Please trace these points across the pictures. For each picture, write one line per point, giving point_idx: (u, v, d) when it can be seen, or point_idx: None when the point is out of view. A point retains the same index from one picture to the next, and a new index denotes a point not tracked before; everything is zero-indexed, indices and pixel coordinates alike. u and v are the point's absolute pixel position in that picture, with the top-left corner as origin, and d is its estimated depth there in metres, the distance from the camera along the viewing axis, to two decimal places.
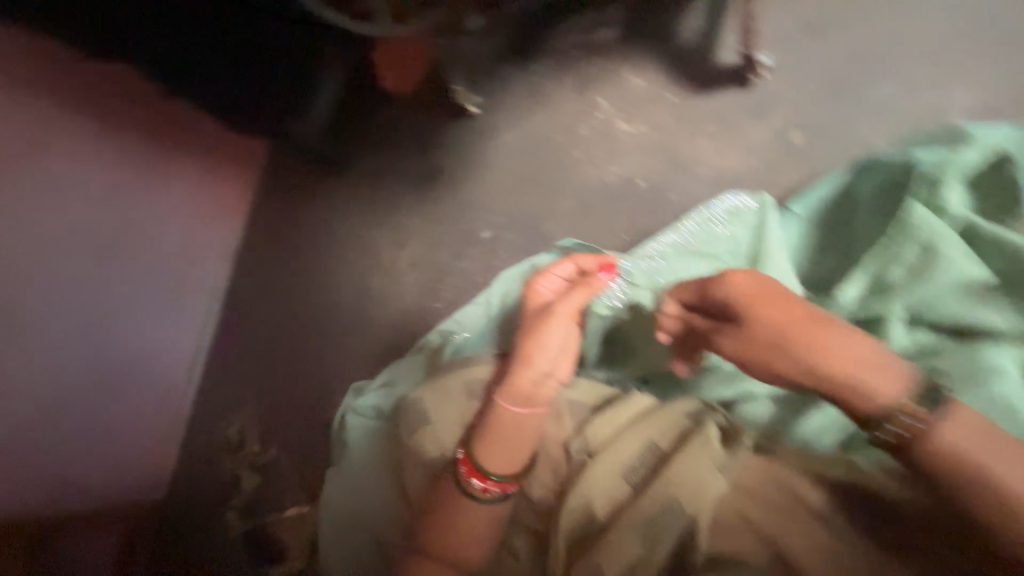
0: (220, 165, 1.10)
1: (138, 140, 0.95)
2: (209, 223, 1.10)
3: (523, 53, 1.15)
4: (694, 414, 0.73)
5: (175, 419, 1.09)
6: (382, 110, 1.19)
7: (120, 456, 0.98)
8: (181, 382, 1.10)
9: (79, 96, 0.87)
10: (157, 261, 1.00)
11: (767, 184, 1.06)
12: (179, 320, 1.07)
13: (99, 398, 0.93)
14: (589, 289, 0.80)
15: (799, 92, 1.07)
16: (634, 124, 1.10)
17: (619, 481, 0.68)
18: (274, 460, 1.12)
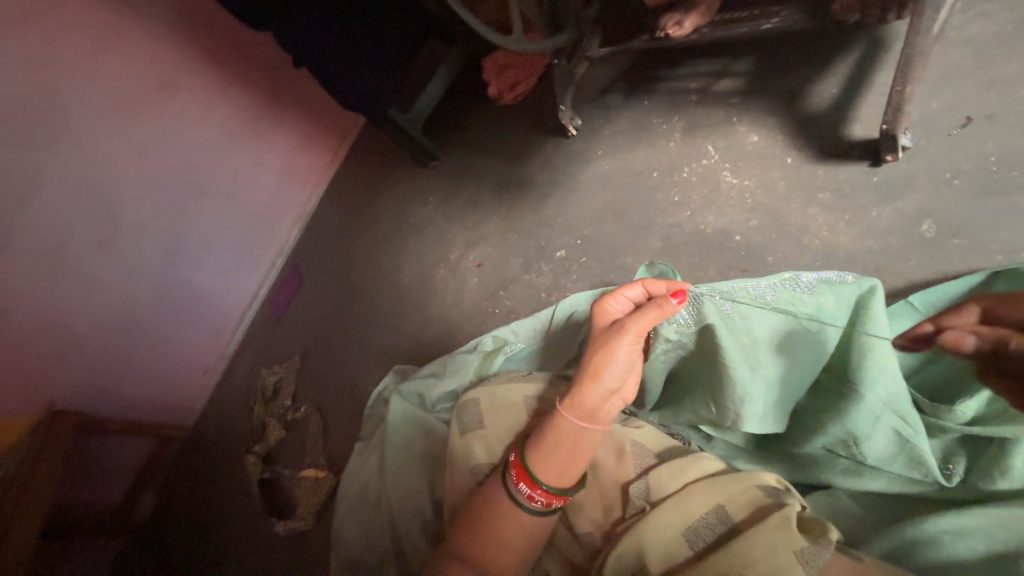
0: (315, 146, 1.55)
1: (229, 108, 1.34)
2: (292, 187, 1.55)
3: (629, 87, 1.17)
4: (773, 491, 0.52)
5: (220, 352, 1.58)
6: (483, 121, 1.41)
7: (185, 359, 1.51)
8: (242, 309, 1.59)
9: (203, 69, 1.26)
10: (228, 207, 1.42)
11: (884, 274, 0.83)
12: (245, 267, 1.54)
13: (165, 302, 1.39)
14: (662, 314, 0.60)
15: (960, 169, 0.81)
16: (742, 176, 0.98)
17: (681, 545, 0.50)
18: (305, 417, 1.40)
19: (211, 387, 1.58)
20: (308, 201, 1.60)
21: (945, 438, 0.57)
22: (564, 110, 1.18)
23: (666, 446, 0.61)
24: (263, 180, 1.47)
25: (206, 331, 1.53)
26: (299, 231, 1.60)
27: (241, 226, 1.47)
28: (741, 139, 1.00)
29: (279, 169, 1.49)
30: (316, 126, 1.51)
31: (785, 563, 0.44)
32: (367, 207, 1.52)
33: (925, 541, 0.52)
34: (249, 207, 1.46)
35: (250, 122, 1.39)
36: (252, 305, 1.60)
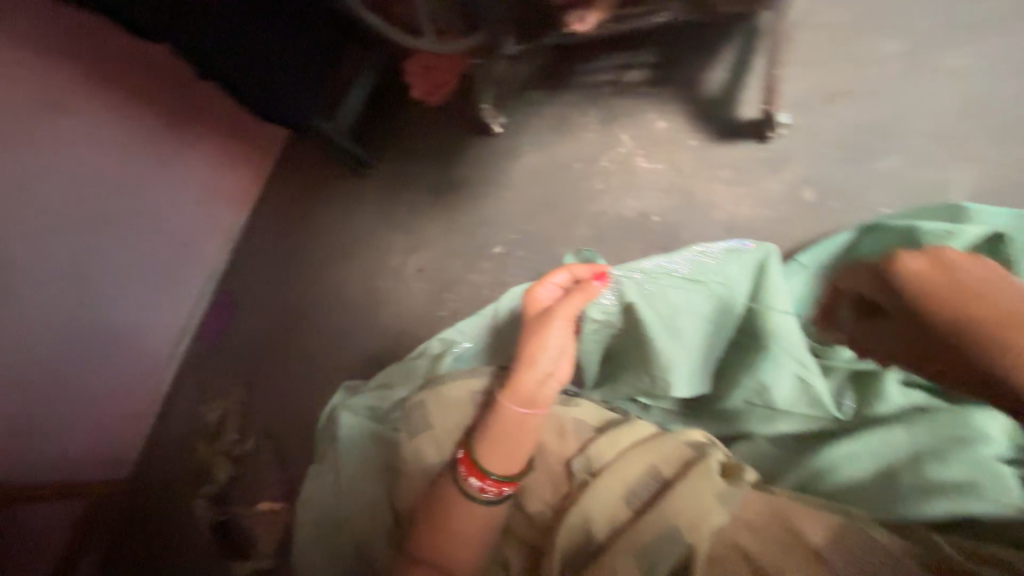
0: (233, 150, 1.28)
1: (128, 114, 1.07)
2: (215, 206, 1.29)
3: (547, 83, 1.21)
4: (699, 444, 0.57)
5: (152, 404, 1.28)
6: (409, 126, 1.39)
7: (97, 427, 1.18)
8: (166, 352, 1.28)
9: (91, 75, 1.01)
10: (145, 239, 1.16)
11: (780, 237, 0.92)
12: (167, 301, 1.24)
13: (73, 366, 1.10)
14: (588, 296, 0.65)
15: (832, 139, 0.92)
16: (655, 161, 1.05)
17: (622, 506, 0.54)
18: (253, 451, 1.30)
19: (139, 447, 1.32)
20: (236, 221, 1.35)
21: (834, 377, 0.65)
22: (486, 110, 1.20)
23: (606, 420, 0.65)
24: (178, 203, 1.20)
25: (124, 400, 1.22)
26: (230, 254, 1.35)
27: (150, 261, 1.18)
28: (650, 125, 1.06)
29: (198, 188, 1.23)
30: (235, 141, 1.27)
31: (709, 506, 0.49)
32: (297, 219, 1.39)
33: (826, 471, 0.59)
34: (160, 236, 1.18)
35: (158, 134, 1.14)
36: (172, 363, 1.30)
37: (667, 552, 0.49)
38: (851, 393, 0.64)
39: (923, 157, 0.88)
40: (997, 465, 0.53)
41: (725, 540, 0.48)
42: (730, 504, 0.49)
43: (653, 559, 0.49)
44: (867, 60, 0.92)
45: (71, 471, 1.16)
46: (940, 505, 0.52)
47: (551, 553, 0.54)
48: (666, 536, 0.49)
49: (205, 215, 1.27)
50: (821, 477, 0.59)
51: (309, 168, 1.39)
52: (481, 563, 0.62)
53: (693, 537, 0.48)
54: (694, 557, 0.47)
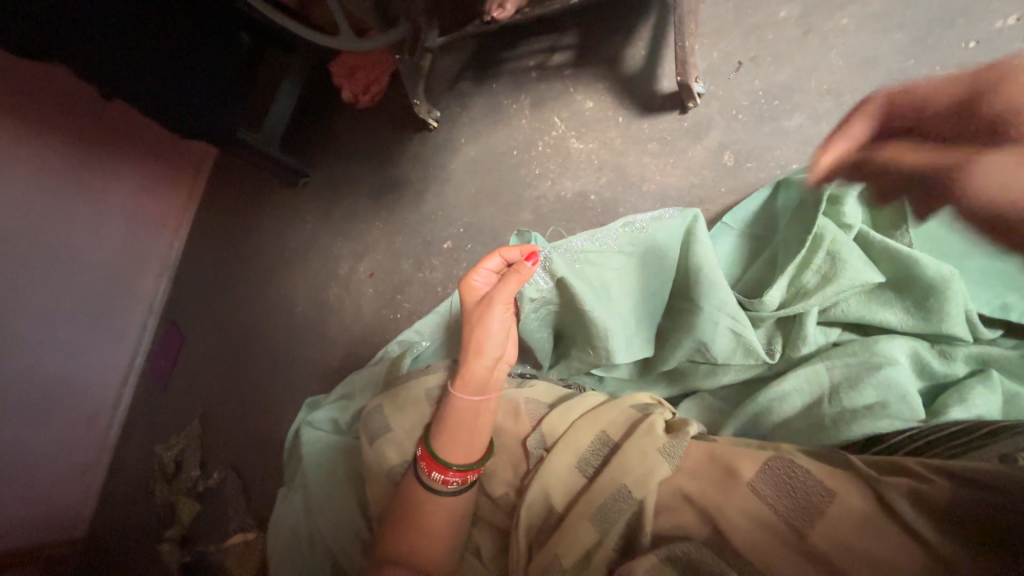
0: (176, 183, 1.47)
1: (68, 172, 1.20)
2: (149, 236, 1.44)
3: (477, 74, 1.20)
4: (644, 407, 0.60)
5: (104, 432, 1.44)
6: (339, 128, 1.35)
7: (76, 450, 1.38)
8: (120, 379, 1.46)
9: (25, 136, 1.10)
10: (85, 283, 1.29)
11: (707, 202, 0.97)
12: (117, 336, 1.42)
13: (40, 404, 1.27)
14: (521, 279, 0.63)
15: (743, 104, 0.97)
16: (587, 141, 1.07)
17: (576, 475, 0.56)
18: (221, 482, 1.27)
19: (96, 481, 1.43)
20: (171, 247, 1.51)
21: (764, 327, 0.70)
22: (419, 105, 1.18)
23: (559, 396, 0.66)
24: (106, 236, 1.31)
25: (75, 425, 1.36)
26: (168, 283, 1.51)
27: (97, 297, 1.33)
28: (578, 107, 1.09)
29: (122, 220, 1.34)
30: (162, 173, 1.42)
31: (655, 461, 0.51)
32: (242, 242, 1.43)
33: (763, 411, 0.63)
34: (97, 270, 1.31)
35: (79, 175, 1.22)
36: (129, 378, 1.48)
37: (619, 512, 0.51)
38: (780, 338, 0.69)
39: (834, 103, 0.91)
40: (899, 382, 0.57)
41: (671, 490, 0.51)
42: (674, 457, 0.52)
43: (607, 519, 0.51)
44: (769, 23, 0.97)
45: (45, 489, 1.31)
46: (855, 429, 0.56)
47: (517, 531, 0.56)
48: (617, 496, 0.51)
49: (139, 247, 1.42)
50: (757, 415, 0.63)
51: (245, 191, 1.46)
52: (454, 555, 0.61)
53: (641, 493, 0.50)
54: (645, 510, 0.50)
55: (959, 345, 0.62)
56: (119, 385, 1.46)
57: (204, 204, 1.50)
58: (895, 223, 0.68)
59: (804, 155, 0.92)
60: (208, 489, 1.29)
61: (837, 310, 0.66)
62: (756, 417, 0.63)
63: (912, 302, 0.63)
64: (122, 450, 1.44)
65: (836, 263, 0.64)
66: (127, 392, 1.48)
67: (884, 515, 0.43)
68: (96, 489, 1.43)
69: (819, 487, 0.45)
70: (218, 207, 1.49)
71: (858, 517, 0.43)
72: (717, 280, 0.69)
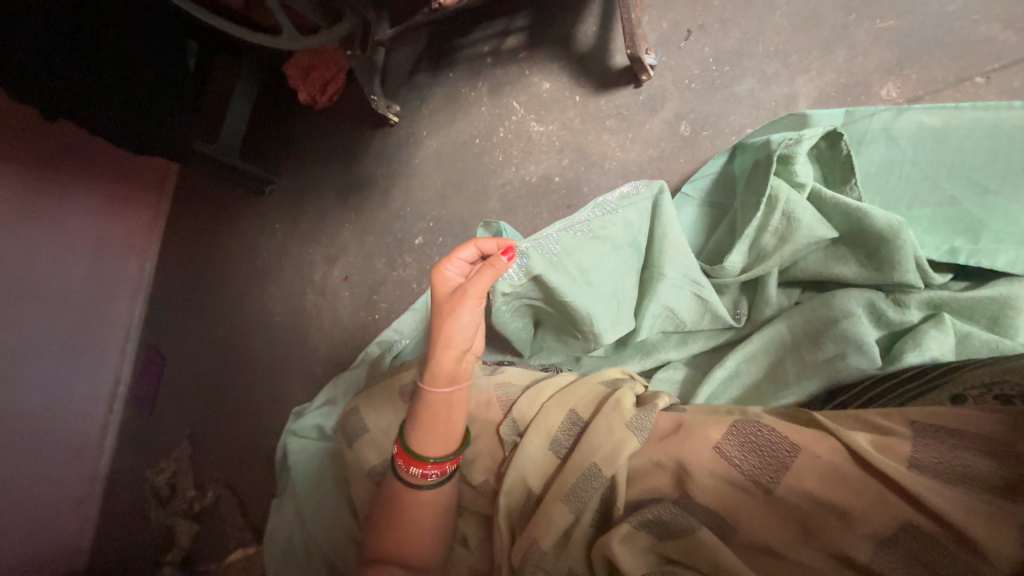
0: (141, 197, 1.44)
1: (35, 197, 1.16)
2: (121, 255, 1.41)
3: (433, 64, 1.18)
4: (612, 382, 0.61)
5: (97, 465, 1.41)
6: (298, 130, 1.32)
7: (70, 482, 1.34)
8: (105, 404, 1.43)
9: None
10: (65, 309, 1.26)
11: (667, 174, 0.97)
12: (99, 359, 1.39)
13: (31, 437, 1.23)
14: (497, 273, 0.58)
15: (694, 74, 0.97)
16: (546, 124, 1.07)
17: (549, 457, 0.56)
18: (216, 500, 1.26)
19: (93, 514, 1.39)
20: (142, 269, 1.48)
21: (729, 292, 0.73)
22: (377, 100, 1.15)
23: (532, 380, 0.67)
24: (75, 263, 1.27)
25: (64, 457, 1.33)
26: (143, 305, 1.48)
27: (71, 325, 1.29)
28: (535, 89, 1.08)
29: (90, 245, 1.30)
30: (125, 188, 1.38)
31: (624, 435, 0.52)
32: (212, 256, 1.40)
33: (728, 377, 0.65)
34: (68, 300, 1.27)
35: (45, 199, 1.18)
36: (114, 405, 1.45)
37: (592, 487, 0.51)
38: (745, 303, 0.72)
39: (779, 70, 0.93)
40: (856, 332, 0.59)
41: (642, 460, 0.51)
42: (642, 430, 0.52)
43: (581, 495, 0.51)
44: None
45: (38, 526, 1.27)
46: (815, 382, 0.60)
47: (498, 517, 0.56)
48: (589, 474, 0.51)
49: (111, 267, 1.39)
50: (718, 386, 0.65)
51: (210, 205, 1.42)
52: (441, 548, 0.61)
53: (611, 468, 0.51)
54: (617, 483, 0.51)
55: (911, 292, 0.64)
56: (104, 411, 1.43)
57: (170, 218, 1.49)
58: (844, 178, 0.69)
59: (757, 119, 0.93)
60: (203, 510, 1.27)
61: (796, 268, 0.69)
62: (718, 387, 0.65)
63: (866, 257, 0.65)
64: (113, 477, 1.42)
65: (790, 224, 0.65)
66: (112, 419, 1.45)
67: (863, 467, 0.43)
68: (91, 521, 1.38)
69: (785, 449, 0.46)
70: (183, 220, 1.46)
71: (835, 474, 0.43)
72: (685, 257, 0.71)
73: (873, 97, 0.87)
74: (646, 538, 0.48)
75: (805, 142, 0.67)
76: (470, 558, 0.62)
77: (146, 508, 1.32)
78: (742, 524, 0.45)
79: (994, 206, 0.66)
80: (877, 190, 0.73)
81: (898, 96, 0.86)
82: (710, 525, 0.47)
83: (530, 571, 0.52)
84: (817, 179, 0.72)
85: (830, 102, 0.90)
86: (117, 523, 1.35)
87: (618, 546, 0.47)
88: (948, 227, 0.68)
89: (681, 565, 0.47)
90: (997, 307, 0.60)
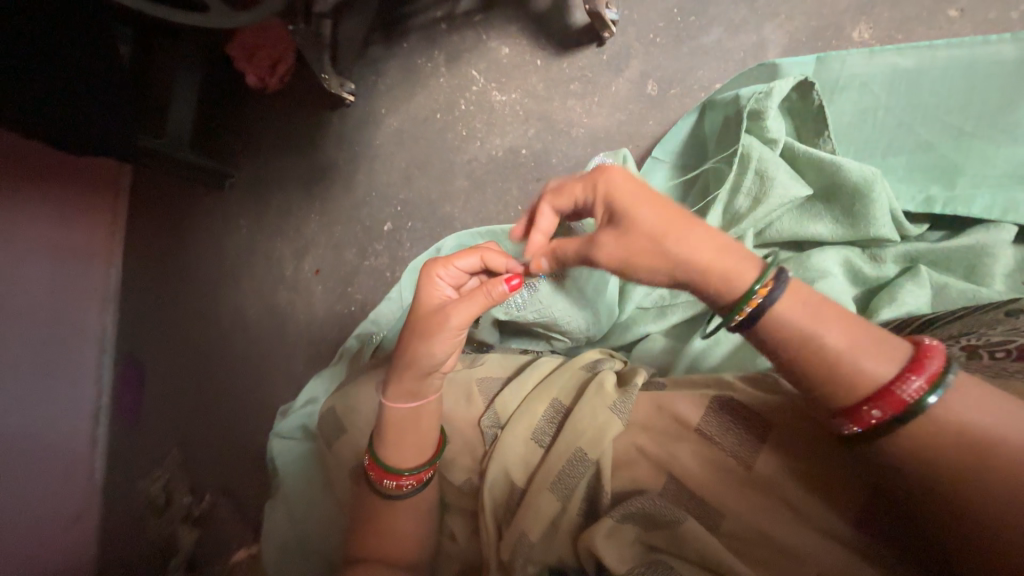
0: (97, 198, 1.28)
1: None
2: (85, 263, 1.27)
3: (385, 34, 1.10)
4: (591, 365, 0.60)
5: (90, 490, 1.29)
6: (248, 116, 1.21)
7: (67, 506, 1.24)
8: (91, 423, 1.30)
9: None
10: (27, 325, 1.15)
11: (635, 138, 0.95)
12: (77, 376, 1.27)
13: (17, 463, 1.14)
14: (488, 302, 0.54)
15: (652, 35, 0.94)
16: (509, 92, 1.02)
17: (532, 448, 0.55)
18: (214, 505, 1.24)
19: (92, 533, 1.27)
20: (109, 277, 1.33)
21: None
22: (328, 79, 1.05)
23: (513, 369, 0.65)
24: (26, 278, 1.14)
25: (53, 476, 1.21)
26: (115, 316, 1.34)
27: (31, 343, 1.16)
28: (495, 55, 1.02)
29: (42, 256, 1.16)
30: (77, 189, 1.23)
31: (608, 419, 0.51)
32: (174, 257, 1.30)
33: (700, 353, 0.63)
34: (23, 317, 1.14)
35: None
36: (101, 418, 1.32)
37: (577, 476, 0.50)
38: None
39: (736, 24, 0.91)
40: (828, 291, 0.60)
41: (624, 447, 0.51)
42: (624, 412, 0.51)
43: (567, 485, 0.50)
44: None
45: (40, 554, 1.16)
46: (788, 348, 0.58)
47: (483, 514, 0.55)
48: (574, 461, 0.50)
49: (76, 277, 1.25)
50: (696, 357, 0.63)
51: (167, 201, 1.31)
52: (428, 544, 0.60)
53: (596, 453, 0.50)
54: (603, 469, 0.50)
55: (886, 247, 0.64)
56: (91, 427, 1.30)
57: (133, 215, 1.33)
58: (818, 130, 0.67)
59: (721, 75, 0.92)
60: (203, 513, 1.24)
61: (772, 230, 0.66)
62: (696, 359, 0.63)
63: (843, 212, 0.63)
64: (106, 495, 1.30)
65: (762, 183, 0.63)
66: (103, 435, 1.32)
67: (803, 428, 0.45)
68: (94, 533, 1.27)
69: (754, 425, 0.46)
70: (138, 216, 1.33)
71: (799, 444, 0.45)
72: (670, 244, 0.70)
73: (845, 39, 0.86)
74: (632, 530, 0.47)
75: (776, 94, 0.64)
76: (459, 553, 0.61)
77: (139, 520, 1.25)
78: (728, 509, 0.45)
79: (968, 150, 0.65)
80: (851, 140, 0.71)
81: (870, 36, 0.85)
82: (694, 508, 0.46)
83: (520, 564, 0.51)
84: (790, 132, 0.69)
85: (800, 48, 0.88)
86: (111, 539, 1.27)
87: (603, 541, 0.46)
88: (924, 174, 0.66)
89: (668, 554, 0.46)
90: (974, 256, 0.60)
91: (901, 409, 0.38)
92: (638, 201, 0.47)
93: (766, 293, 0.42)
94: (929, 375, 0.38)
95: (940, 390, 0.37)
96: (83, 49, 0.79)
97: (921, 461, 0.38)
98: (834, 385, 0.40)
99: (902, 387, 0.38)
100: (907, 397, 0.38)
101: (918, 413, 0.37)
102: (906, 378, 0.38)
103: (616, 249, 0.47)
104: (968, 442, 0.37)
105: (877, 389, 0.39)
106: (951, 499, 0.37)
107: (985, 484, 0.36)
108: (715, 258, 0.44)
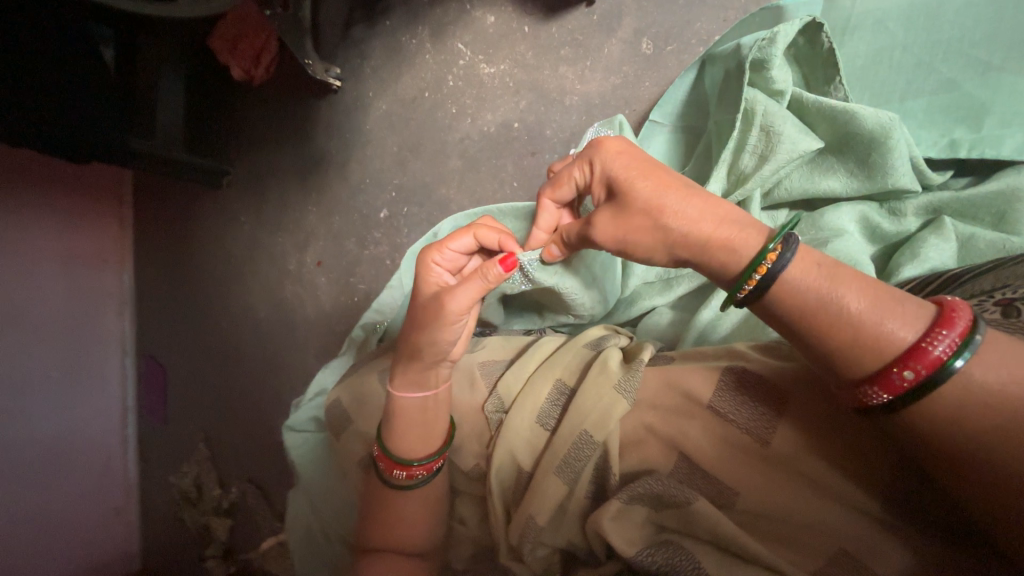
0: (99, 200, 1.26)
1: None
2: (98, 269, 1.27)
3: (366, 13, 1.05)
4: (595, 342, 0.58)
5: (128, 486, 1.35)
6: (235, 109, 1.19)
7: (101, 502, 1.29)
8: (118, 423, 1.35)
9: None
10: (49, 340, 1.16)
11: (629, 102, 0.91)
12: (102, 381, 1.30)
13: (53, 470, 1.18)
14: (487, 286, 0.51)
15: None
16: (498, 63, 0.97)
17: (538, 429, 0.54)
18: (241, 496, 1.26)
19: (135, 522, 1.35)
20: (122, 280, 1.34)
21: None
22: (312, 65, 1.01)
23: (516, 353, 0.64)
24: (47, 289, 1.15)
25: (90, 474, 1.27)
26: (133, 318, 1.36)
27: (60, 350, 1.19)
28: (480, 25, 0.97)
29: (59, 266, 1.17)
30: (82, 195, 1.21)
31: (613, 400, 0.49)
32: (179, 256, 1.29)
33: (705, 330, 0.61)
34: (49, 326, 1.16)
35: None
36: (128, 418, 1.37)
37: (580, 457, 0.49)
38: None
39: None
40: (841, 250, 0.57)
41: (631, 426, 0.49)
42: (630, 392, 0.49)
43: (572, 465, 0.49)
44: None
45: (84, 546, 1.25)
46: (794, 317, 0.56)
47: (491, 500, 0.54)
48: (578, 444, 0.49)
49: (90, 286, 1.26)
50: (701, 333, 0.61)
51: (168, 206, 1.29)
52: (438, 531, 0.61)
53: (603, 435, 0.49)
54: (610, 451, 0.48)
55: (907, 198, 0.60)
56: (120, 427, 1.35)
57: (137, 214, 1.32)
58: (828, 76, 0.62)
59: (717, 25, 0.87)
60: (233, 504, 1.26)
61: (780, 189, 0.63)
62: (700, 337, 0.61)
63: (857, 164, 0.59)
64: (144, 489, 1.36)
65: (770, 136, 0.59)
66: (131, 432, 1.37)
67: (815, 399, 0.43)
68: (136, 526, 1.36)
69: (758, 402, 0.44)
70: (141, 216, 1.32)
71: (810, 414, 0.42)
72: None
73: None
74: (643, 511, 0.46)
75: (780, 40, 0.59)
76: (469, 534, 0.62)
77: (177, 510, 1.30)
78: (741, 491, 0.44)
79: (996, 84, 0.60)
80: (865, 85, 0.66)
81: None
82: (704, 490, 0.45)
83: (530, 547, 0.51)
84: (798, 82, 0.65)
85: None
86: (158, 526, 1.33)
87: (611, 524, 0.45)
88: (946, 116, 0.62)
89: (680, 535, 0.45)
90: (1002, 202, 0.56)
91: (936, 368, 0.35)
92: (637, 171, 0.46)
93: (777, 256, 0.40)
94: (960, 331, 0.35)
95: (965, 355, 0.34)
96: (72, 55, 0.77)
97: (939, 432, 0.35)
98: (849, 357, 0.38)
99: (933, 348, 0.35)
100: (941, 354, 0.35)
101: (945, 377, 0.35)
102: (936, 333, 0.35)
103: (613, 225, 0.47)
104: (993, 413, 0.34)
105: (906, 350, 0.36)
106: (961, 474, 0.35)
107: (988, 456, 0.34)
108: (725, 215, 0.44)
